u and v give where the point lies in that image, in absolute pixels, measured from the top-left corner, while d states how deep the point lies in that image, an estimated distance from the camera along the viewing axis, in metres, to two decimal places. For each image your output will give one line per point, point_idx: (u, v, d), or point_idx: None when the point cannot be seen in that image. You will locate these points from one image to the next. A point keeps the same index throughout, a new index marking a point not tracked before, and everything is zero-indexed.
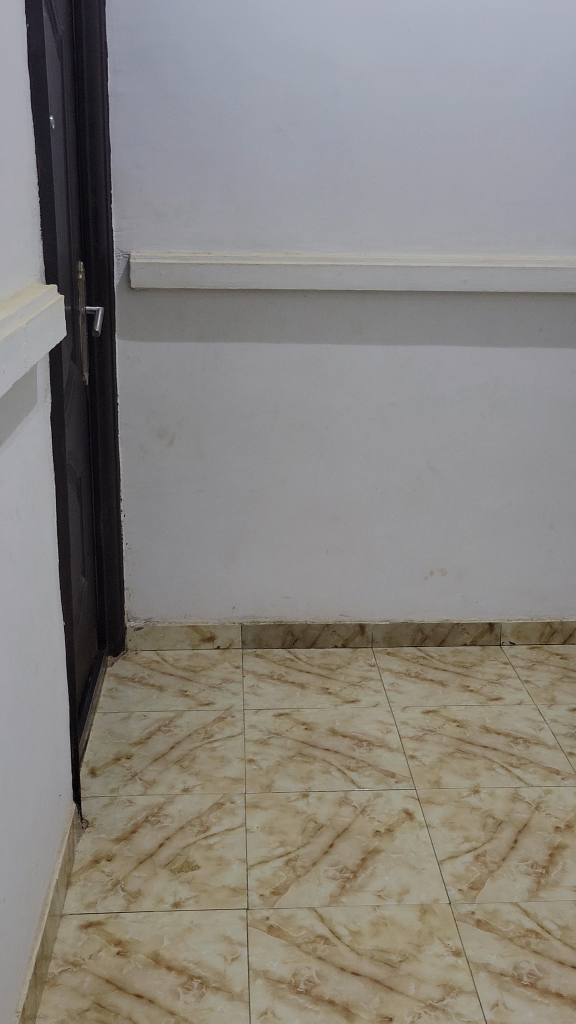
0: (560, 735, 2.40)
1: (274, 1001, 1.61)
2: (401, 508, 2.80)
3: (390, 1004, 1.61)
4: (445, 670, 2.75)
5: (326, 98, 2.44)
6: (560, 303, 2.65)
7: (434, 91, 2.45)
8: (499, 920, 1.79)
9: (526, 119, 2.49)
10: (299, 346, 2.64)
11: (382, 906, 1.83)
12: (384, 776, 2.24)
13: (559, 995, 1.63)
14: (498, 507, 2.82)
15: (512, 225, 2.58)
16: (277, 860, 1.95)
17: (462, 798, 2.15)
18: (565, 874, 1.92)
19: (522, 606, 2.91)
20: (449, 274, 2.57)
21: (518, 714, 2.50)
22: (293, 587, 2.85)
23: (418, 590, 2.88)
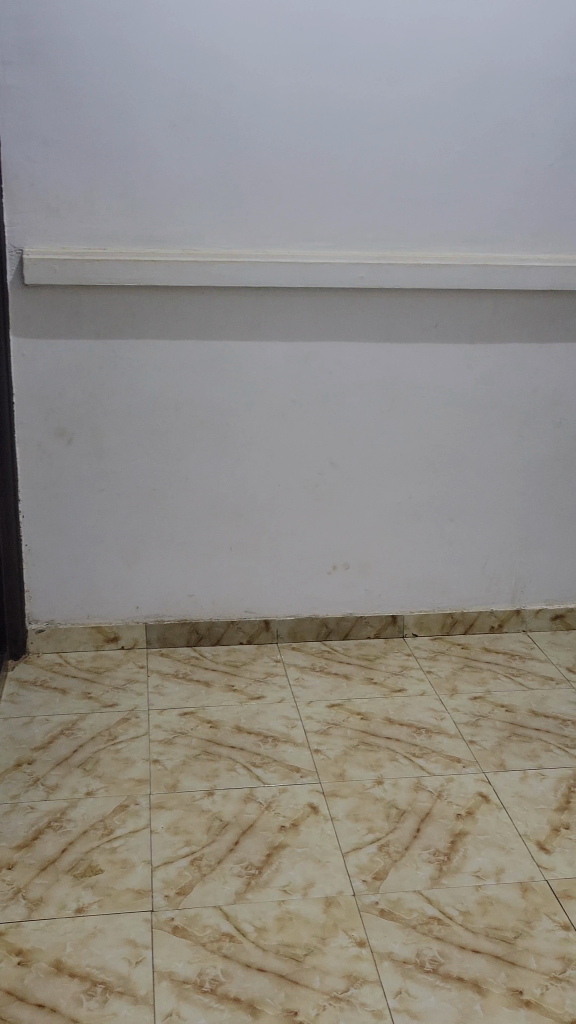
0: (462, 724, 2.45)
1: (179, 1002, 1.60)
2: (304, 504, 2.81)
3: (295, 998, 1.62)
4: (349, 663, 2.77)
5: (220, 94, 2.43)
6: (457, 299, 2.69)
7: (328, 90, 2.47)
8: (402, 909, 1.82)
9: (419, 118, 2.52)
10: (199, 344, 2.62)
11: (287, 901, 1.83)
12: (290, 771, 2.24)
13: (460, 979, 1.66)
14: (399, 502, 2.85)
15: (407, 222, 2.61)
16: (182, 859, 1.94)
17: (367, 790, 2.17)
18: (466, 860, 1.95)
19: (424, 599, 2.95)
20: (346, 271, 2.59)
21: (420, 705, 2.54)
22: (197, 586, 2.83)
23: (322, 586, 2.89)
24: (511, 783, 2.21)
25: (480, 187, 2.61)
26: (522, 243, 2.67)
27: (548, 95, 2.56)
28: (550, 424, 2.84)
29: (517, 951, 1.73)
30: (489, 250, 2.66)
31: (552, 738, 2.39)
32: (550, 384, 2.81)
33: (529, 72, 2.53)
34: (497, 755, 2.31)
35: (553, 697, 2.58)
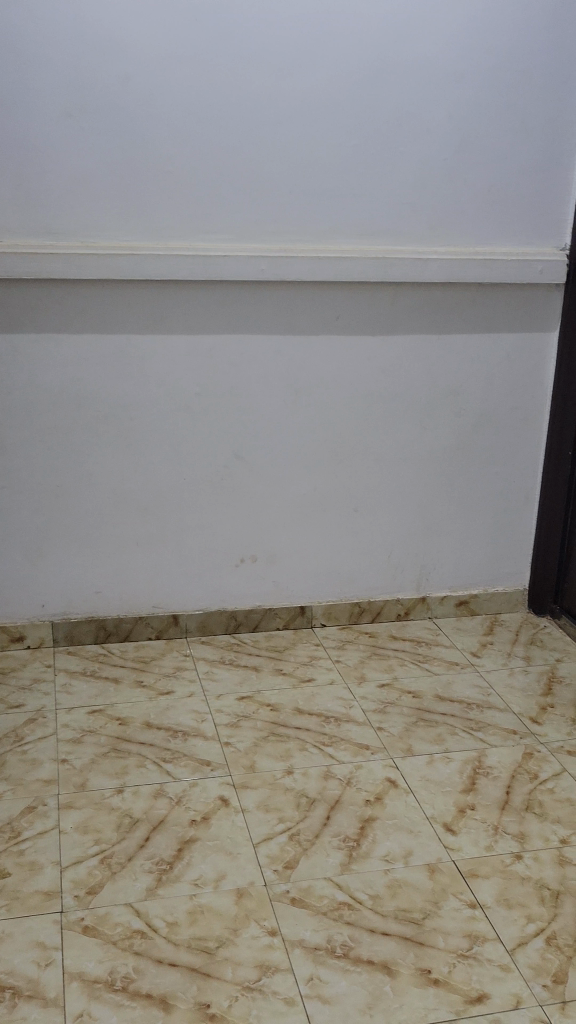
0: (370, 711, 2.48)
1: (90, 1002, 1.59)
2: (210, 497, 2.80)
3: (207, 991, 1.62)
4: (259, 655, 2.78)
5: (116, 85, 2.40)
6: (358, 292, 2.72)
7: (226, 81, 2.46)
8: (313, 896, 1.83)
9: (316, 111, 2.54)
10: (100, 337, 2.59)
11: (198, 895, 1.83)
12: (200, 765, 2.24)
13: (370, 962, 1.69)
14: (305, 494, 2.87)
15: (307, 215, 2.62)
16: (92, 858, 1.92)
17: (277, 780, 2.19)
18: (375, 845, 1.98)
19: (332, 589, 2.97)
20: (247, 264, 2.58)
21: (329, 694, 2.56)
22: (104, 582, 2.80)
23: (230, 579, 2.89)
24: (418, 768, 2.24)
25: (378, 180, 2.63)
26: (420, 236, 2.71)
27: (442, 90, 2.60)
28: (451, 413, 2.89)
29: (425, 931, 1.76)
30: (388, 243, 2.69)
31: (458, 722, 2.44)
32: (450, 374, 2.85)
33: (423, 68, 2.57)
34: (404, 740, 2.35)
35: (459, 682, 2.63)
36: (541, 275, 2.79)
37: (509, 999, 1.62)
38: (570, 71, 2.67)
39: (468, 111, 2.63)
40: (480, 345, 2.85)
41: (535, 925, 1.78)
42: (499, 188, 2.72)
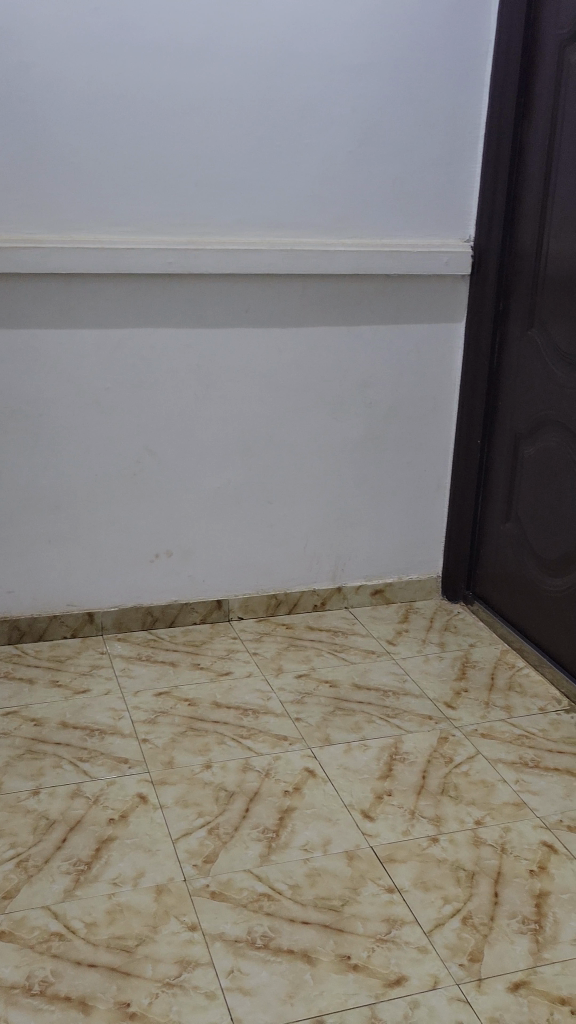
0: (288, 702, 2.49)
1: (7, 1008, 1.57)
2: (123, 492, 2.78)
3: (127, 989, 1.61)
4: (176, 650, 2.77)
5: (13, 74, 2.36)
6: (267, 285, 2.72)
7: (129, 72, 2.44)
8: (232, 889, 1.84)
9: (221, 102, 2.52)
10: (6, 333, 2.55)
11: (117, 893, 1.82)
12: (118, 763, 2.22)
13: (290, 951, 1.70)
14: (218, 487, 2.86)
15: (213, 207, 2.61)
16: (8, 862, 1.89)
17: (195, 775, 2.18)
18: (294, 835, 1.99)
19: (248, 581, 2.97)
20: (154, 257, 2.56)
21: (247, 686, 2.56)
22: (16, 581, 2.75)
23: (145, 574, 2.87)
24: (336, 756, 2.26)
25: (284, 173, 2.63)
26: (327, 228, 2.72)
27: (344, 84, 2.61)
28: (362, 405, 2.91)
29: (345, 918, 1.77)
30: (295, 236, 2.70)
31: (375, 710, 2.46)
32: (361, 365, 2.87)
33: (326, 61, 2.58)
34: (322, 730, 2.37)
35: (375, 670, 2.66)
36: (447, 267, 2.82)
37: (427, 980, 1.64)
38: (470, 66, 2.71)
39: (372, 105, 2.65)
40: (389, 336, 2.87)
41: (452, 906, 1.81)
42: (402, 181, 2.75)
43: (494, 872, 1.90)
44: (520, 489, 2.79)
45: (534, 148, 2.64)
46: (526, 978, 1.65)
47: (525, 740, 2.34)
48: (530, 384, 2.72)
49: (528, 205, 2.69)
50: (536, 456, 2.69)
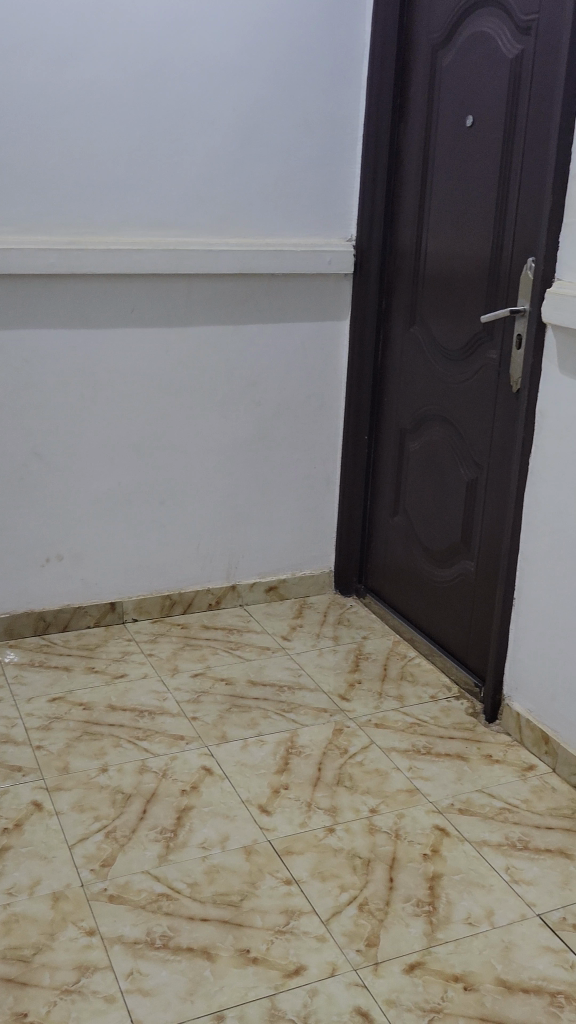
0: (184, 701, 2.49)
1: None
2: (10, 496, 2.72)
3: (25, 999, 1.59)
4: (70, 655, 2.74)
5: None
6: (152, 284, 2.71)
7: (4, 69, 2.39)
8: (131, 891, 1.83)
9: (99, 100, 2.50)
10: None
11: (13, 903, 1.79)
12: (12, 771, 2.19)
13: (190, 949, 1.70)
14: (108, 489, 2.84)
15: (95, 206, 2.58)
16: None
17: (91, 779, 2.16)
18: (192, 833, 2.00)
19: (142, 582, 2.96)
20: (36, 257, 2.52)
21: (143, 688, 2.55)
22: None
23: (36, 579, 2.82)
24: (233, 753, 2.27)
25: (165, 173, 2.63)
26: (210, 228, 2.73)
27: (224, 85, 2.62)
28: (250, 403, 2.93)
29: (243, 912, 1.79)
30: (179, 235, 2.70)
31: (271, 705, 2.48)
32: (248, 364, 2.89)
33: (204, 61, 2.58)
34: (219, 727, 2.38)
35: (270, 666, 2.68)
36: (330, 266, 2.87)
37: (326, 967, 1.67)
38: (346, 70, 2.76)
39: (251, 105, 2.67)
40: (275, 334, 2.90)
41: (348, 894, 1.84)
42: (283, 181, 2.78)
43: (389, 857, 1.94)
44: (407, 483, 2.85)
45: (411, 151, 2.70)
46: (421, 959, 1.70)
47: (417, 728, 2.40)
48: (413, 379, 2.78)
49: (406, 205, 2.75)
50: (421, 450, 2.76)
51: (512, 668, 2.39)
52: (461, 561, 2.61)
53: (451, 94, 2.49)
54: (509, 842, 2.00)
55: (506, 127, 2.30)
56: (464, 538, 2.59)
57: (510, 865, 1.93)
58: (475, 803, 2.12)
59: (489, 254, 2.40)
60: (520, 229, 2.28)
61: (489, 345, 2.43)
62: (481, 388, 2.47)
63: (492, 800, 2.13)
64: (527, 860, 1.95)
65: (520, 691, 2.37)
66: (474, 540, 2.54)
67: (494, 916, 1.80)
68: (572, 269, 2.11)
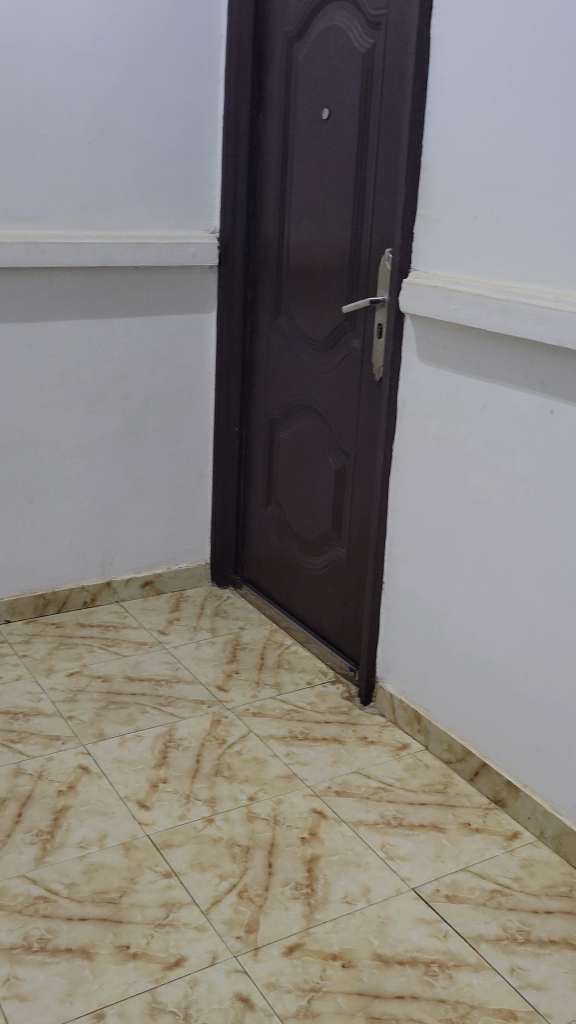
0: (59, 701, 2.46)
1: None
2: None
3: None
4: None
5: None
6: (13, 277, 2.65)
7: None
8: (7, 896, 1.80)
9: None
10: None
11: None
12: None
13: (69, 949, 1.69)
14: None
15: None
16: None
17: None
18: (69, 833, 1.97)
19: (14, 583, 2.88)
20: None
21: (17, 689, 2.51)
22: None
23: None
24: (110, 750, 2.26)
25: (22, 163, 2.57)
26: (70, 219, 2.68)
27: (79, 74, 2.58)
28: (119, 397, 2.90)
29: (123, 908, 1.78)
30: (39, 228, 2.64)
31: (148, 700, 2.48)
32: (116, 357, 2.86)
33: (58, 50, 2.53)
34: (96, 726, 2.36)
35: (147, 661, 2.67)
36: (195, 258, 2.86)
37: (206, 957, 1.68)
38: (203, 62, 2.76)
39: (108, 95, 2.64)
40: (142, 327, 2.88)
41: (228, 882, 1.86)
42: (143, 172, 2.76)
43: (268, 843, 1.96)
44: (279, 473, 2.88)
45: (270, 143, 2.72)
46: (300, 940, 1.72)
47: (294, 715, 2.43)
48: (280, 370, 2.80)
49: (267, 197, 2.77)
50: (290, 440, 2.79)
51: (384, 650, 2.45)
52: (333, 548, 2.65)
53: (306, 87, 2.52)
54: (384, 821, 2.05)
55: (360, 121, 2.34)
56: (334, 526, 2.63)
57: (385, 843, 1.98)
58: (351, 784, 2.16)
59: (349, 245, 2.43)
60: (377, 221, 2.32)
61: (352, 334, 2.47)
62: (345, 377, 2.51)
63: (367, 780, 2.18)
64: (402, 836, 2.00)
65: (393, 672, 2.43)
66: (345, 527, 2.59)
67: (371, 893, 1.84)
68: (427, 259, 2.17)
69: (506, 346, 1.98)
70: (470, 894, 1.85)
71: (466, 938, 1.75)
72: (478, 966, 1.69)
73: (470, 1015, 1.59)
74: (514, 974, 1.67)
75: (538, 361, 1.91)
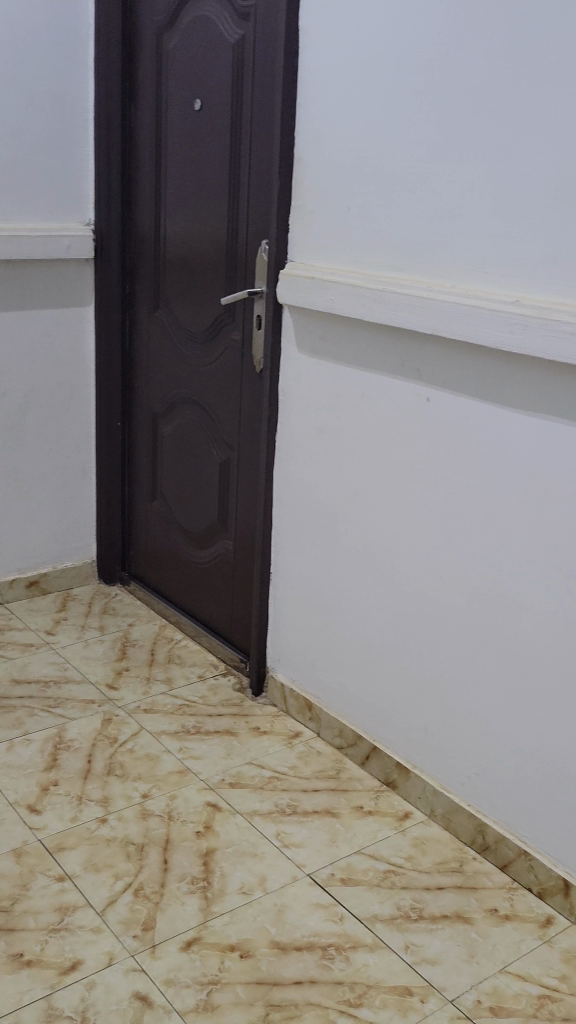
0: None
1: None
2: None
3: None
4: None
5: None
6: None
7: None
8: None
9: None
10: None
11: None
12: None
13: None
14: None
15: None
16: None
17: None
18: None
19: None
20: None
21: None
22: None
23: None
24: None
25: None
26: None
27: None
28: None
29: (15, 916, 1.75)
30: None
31: (36, 702, 2.43)
32: None
33: None
34: None
35: (35, 663, 2.62)
36: (69, 251, 2.81)
37: (102, 958, 1.66)
38: (71, 50, 2.70)
39: None
40: (18, 323, 2.81)
41: (123, 881, 1.84)
42: (13, 163, 2.69)
43: (163, 840, 1.95)
44: (163, 467, 2.86)
45: (143, 133, 2.69)
46: (198, 934, 1.72)
47: (186, 709, 2.42)
48: (161, 363, 2.78)
49: (141, 189, 2.74)
50: (173, 434, 2.77)
51: (274, 640, 2.46)
52: (220, 541, 2.65)
53: (178, 78, 2.50)
54: (279, 809, 2.06)
55: (233, 111, 2.33)
56: (220, 518, 2.63)
57: (280, 831, 2.00)
58: (244, 776, 2.17)
59: (226, 236, 2.43)
60: (253, 212, 2.32)
61: (232, 326, 2.47)
62: (226, 369, 2.51)
63: (261, 770, 2.19)
64: (296, 824, 2.02)
65: (283, 661, 2.44)
66: (231, 519, 2.59)
67: (267, 882, 1.85)
68: (303, 250, 2.18)
69: (383, 335, 2.01)
70: (364, 876, 1.88)
71: (362, 919, 1.78)
72: (374, 946, 1.71)
73: (367, 994, 1.62)
74: (409, 950, 1.71)
75: (415, 350, 1.95)
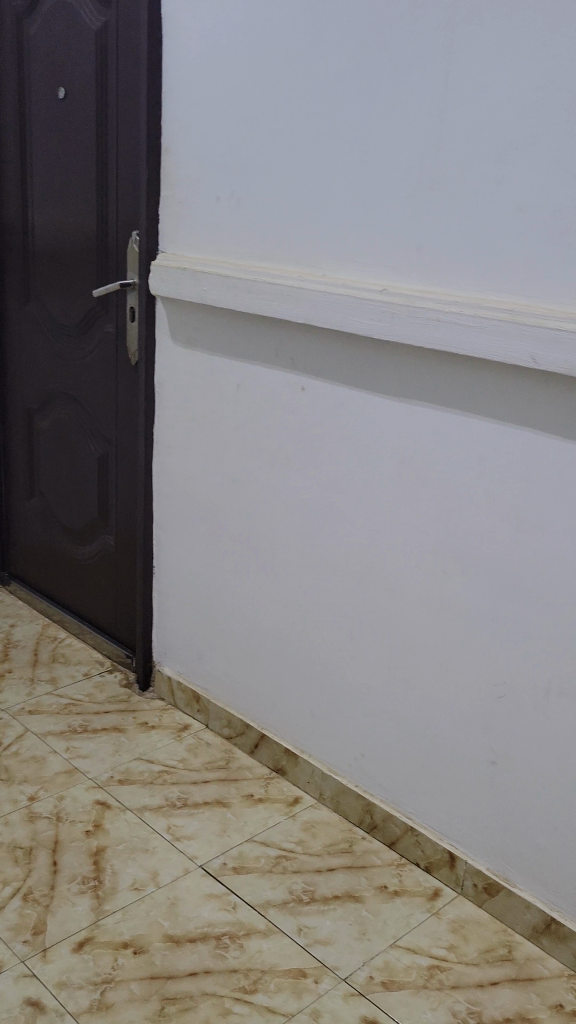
0: None
1: None
2: None
3: None
4: None
5: None
6: None
7: None
8: None
9: None
10: None
11: None
12: None
13: None
14: None
15: None
16: None
17: None
18: None
19: None
20: None
21: None
22: None
23: None
24: None
25: None
26: None
27: None
28: None
29: None
30: None
31: None
32: None
33: None
34: None
35: None
36: None
37: None
38: None
39: None
40: None
41: (12, 887, 1.81)
42: None
43: (52, 842, 1.92)
44: (40, 463, 2.81)
45: (6, 122, 2.62)
46: (90, 934, 1.70)
47: (72, 708, 2.39)
48: (34, 358, 2.72)
49: (7, 179, 2.67)
50: (50, 429, 2.72)
51: (160, 634, 2.45)
52: (101, 537, 2.61)
53: (40, 65, 2.45)
54: (169, 803, 2.06)
55: (97, 100, 2.30)
56: (101, 514, 2.59)
57: (171, 824, 1.99)
58: (133, 771, 2.15)
59: (95, 228, 2.39)
60: (122, 203, 2.30)
61: (105, 318, 2.43)
62: (101, 362, 2.48)
63: (150, 765, 2.18)
64: (187, 816, 2.02)
65: (169, 655, 2.43)
66: (112, 514, 2.56)
67: (159, 876, 1.85)
68: (173, 241, 2.17)
69: (256, 325, 2.02)
70: (256, 863, 1.90)
71: (255, 906, 1.79)
72: (267, 931, 1.73)
73: (262, 979, 1.63)
74: (301, 933, 1.73)
75: (287, 339, 1.96)
